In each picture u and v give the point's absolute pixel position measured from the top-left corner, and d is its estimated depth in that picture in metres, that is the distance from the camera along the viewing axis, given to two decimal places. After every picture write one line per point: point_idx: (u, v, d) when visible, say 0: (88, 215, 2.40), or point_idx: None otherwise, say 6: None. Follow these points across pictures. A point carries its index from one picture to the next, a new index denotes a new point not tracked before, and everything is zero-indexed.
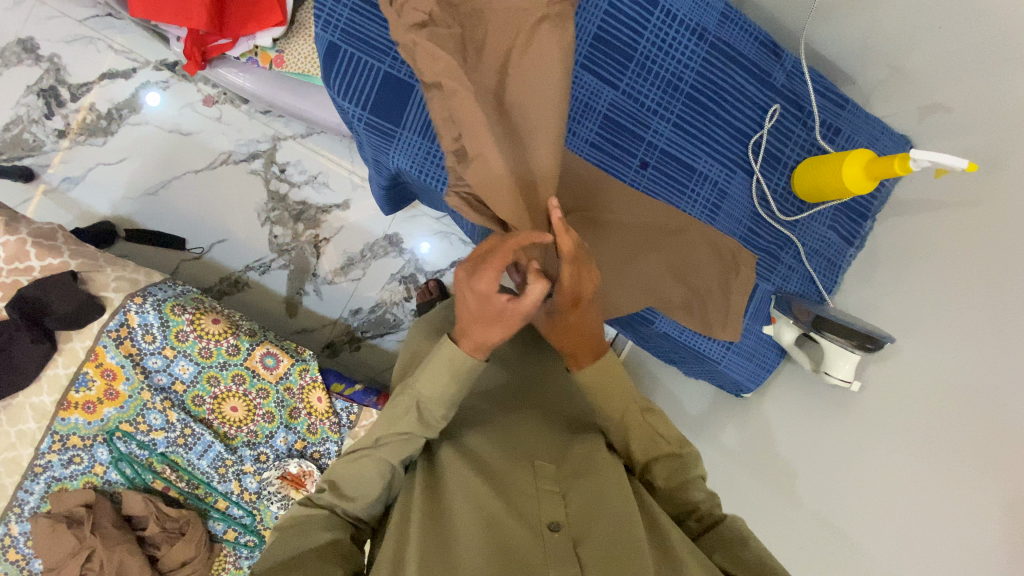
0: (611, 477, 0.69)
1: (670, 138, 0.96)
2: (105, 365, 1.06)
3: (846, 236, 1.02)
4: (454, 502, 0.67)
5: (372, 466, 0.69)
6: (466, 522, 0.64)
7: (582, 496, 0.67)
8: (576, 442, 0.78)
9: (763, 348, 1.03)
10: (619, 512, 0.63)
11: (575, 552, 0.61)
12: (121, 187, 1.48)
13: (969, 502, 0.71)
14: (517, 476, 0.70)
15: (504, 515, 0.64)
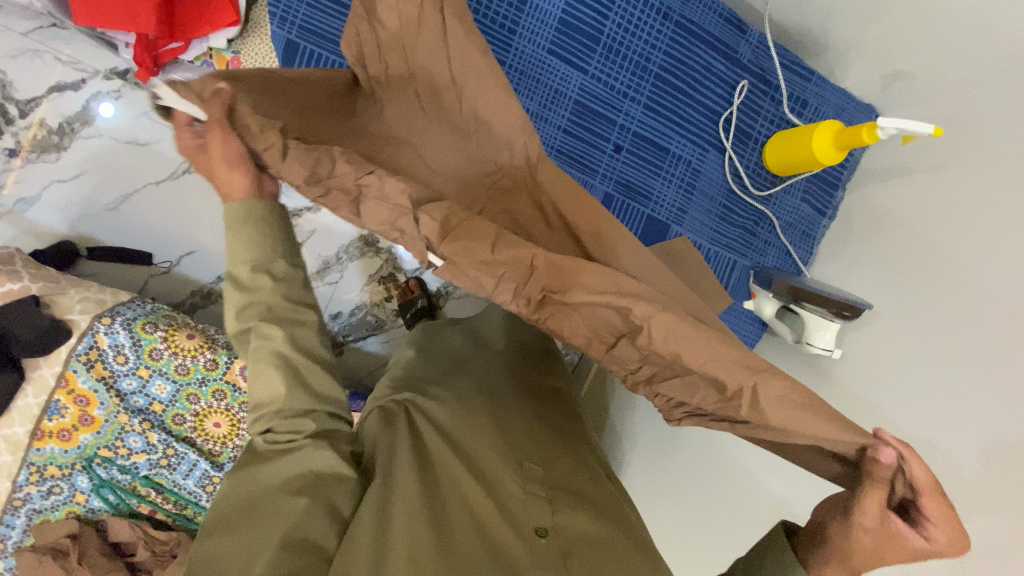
0: (599, 507, 0.72)
1: (642, 120, 0.96)
2: (77, 390, 1.03)
3: (819, 207, 1.03)
4: (444, 500, 0.66)
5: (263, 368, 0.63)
6: (457, 530, 0.63)
7: (572, 508, 0.69)
8: (566, 454, 0.80)
9: (744, 322, 1.04)
10: (607, 538, 0.67)
11: (563, 563, 0.62)
12: (81, 205, 1.41)
13: (945, 458, 0.74)
14: (509, 477, 0.70)
15: (498, 523, 0.64)
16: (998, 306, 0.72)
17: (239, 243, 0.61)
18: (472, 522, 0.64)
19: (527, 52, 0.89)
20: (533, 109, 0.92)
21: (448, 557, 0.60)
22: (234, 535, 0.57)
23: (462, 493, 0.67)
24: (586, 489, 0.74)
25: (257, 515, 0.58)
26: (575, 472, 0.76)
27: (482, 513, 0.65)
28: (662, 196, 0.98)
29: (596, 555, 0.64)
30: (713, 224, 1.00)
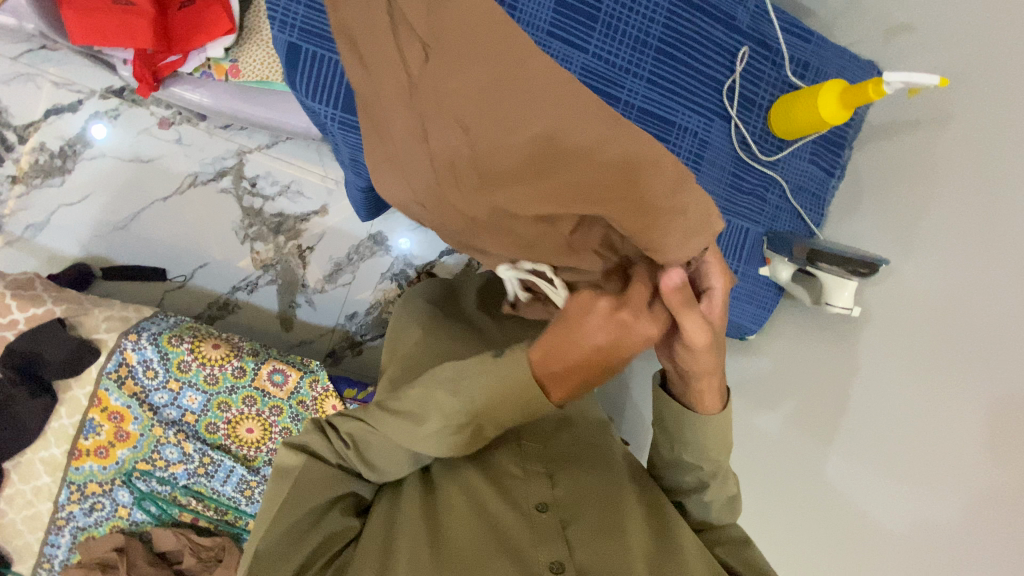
0: (601, 472, 0.75)
1: (646, 94, 0.96)
2: (110, 408, 1.05)
3: (827, 167, 1.04)
4: (442, 490, 0.70)
5: (397, 452, 0.67)
6: (457, 514, 0.67)
7: (572, 480, 0.73)
8: (565, 430, 0.83)
9: (762, 289, 1.05)
10: (606, 505, 0.70)
11: (564, 532, 0.67)
12: (90, 227, 1.42)
13: (963, 402, 0.75)
14: (506, 460, 0.75)
15: (496, 504, 0.68)
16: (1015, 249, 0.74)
17: (493, 390, 0.60)
18: (470, 506, 0.68)
19: (527, 37, 0.89)
20: None
21: (448, 544, 0.64)
22: (295, 544, 0.62)
23: (461, 480, 0.72)
24: (585, 463, 0.77)
25: (320, 532, 0.64)
26: (574, 445, 0.80)
27: (480, 497, 0.69)
28: None
29: (599, 525, 0.68)
30: (724, 194, 1.01)
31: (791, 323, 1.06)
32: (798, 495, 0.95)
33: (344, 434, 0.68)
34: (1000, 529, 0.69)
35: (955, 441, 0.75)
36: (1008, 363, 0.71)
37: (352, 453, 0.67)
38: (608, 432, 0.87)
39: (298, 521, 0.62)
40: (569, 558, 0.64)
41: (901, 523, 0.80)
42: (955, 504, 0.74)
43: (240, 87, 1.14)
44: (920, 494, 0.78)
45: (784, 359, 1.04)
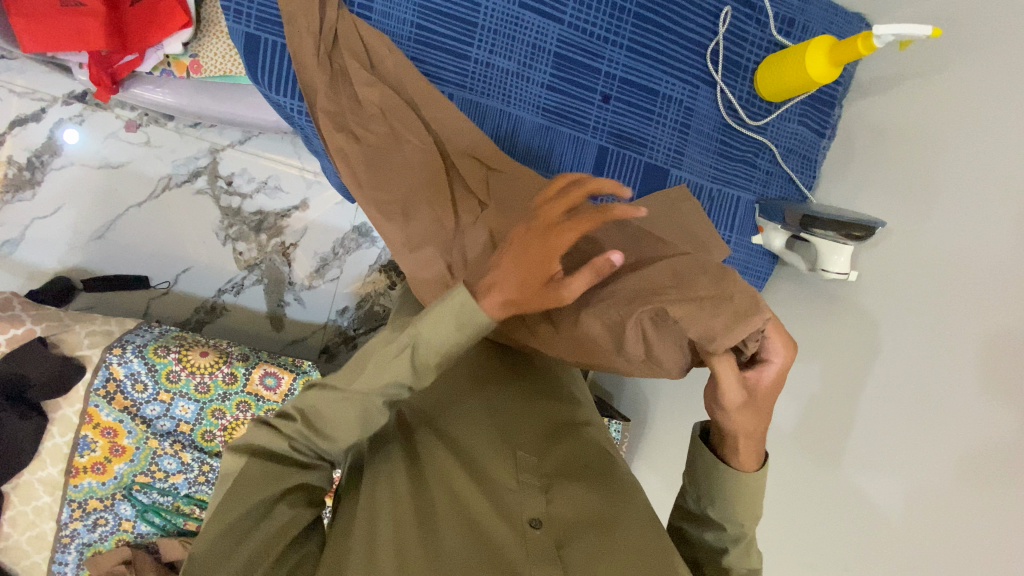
0: (598, 484, 0.73)
1: (627, 63, 0.92)
2: (102, 424, 1.03)
3: (817, 128, 1.01)
4: (435, 500, 0.69)
5: (348, 415, 0.63)
6: (450, 528, 0.66)
7: (567, 493, 0.71)
8: (561, 437, 0.80)
9: (756, 257, 1.03)
10: (601, 523, 0.68)
11: (558, 554, 0.64)
12: (66, 238, 1.38)
13: (961, 357, 0.74)
14: (498, 469, 0.72)
15: (490, 520, 0.67)
16: (1011, 200, 0.72)
17: (441, 326, 0.58)
18: (464, 522, 0.67)
19: (499, 10, 0.85)
20: (511, 69, 0.88)
21: (441, 557, 0.63)
22: (244, 540, 0.61)
23: (454, 488, 0.70)
24: (581, 473, 0.74)
25: (267, 529, 0.62)
26: (570, 454, 0.77)
27: (474, 512, 0.67)
28: (657, 141, 0.95)
29: (593, 541, 0.66)
30: (713, 162, 0.98)
31: (786, 291, 1.04)
32: (793, 465, 0.93)
33: (294, 407, 0.65)
34: (1002, 488, 0.67)
35: (953, 400, 0.73)
36: (1007, 315, 0.70)
37: (300, 426, 0.64)
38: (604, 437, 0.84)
39: (251, 512, 0.61)
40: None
41: (896, 486, 0.78)
42: (951, 460, 0.72)
43: (202, 83, 1.11)
44: (916, 455, 0.76)
45: None
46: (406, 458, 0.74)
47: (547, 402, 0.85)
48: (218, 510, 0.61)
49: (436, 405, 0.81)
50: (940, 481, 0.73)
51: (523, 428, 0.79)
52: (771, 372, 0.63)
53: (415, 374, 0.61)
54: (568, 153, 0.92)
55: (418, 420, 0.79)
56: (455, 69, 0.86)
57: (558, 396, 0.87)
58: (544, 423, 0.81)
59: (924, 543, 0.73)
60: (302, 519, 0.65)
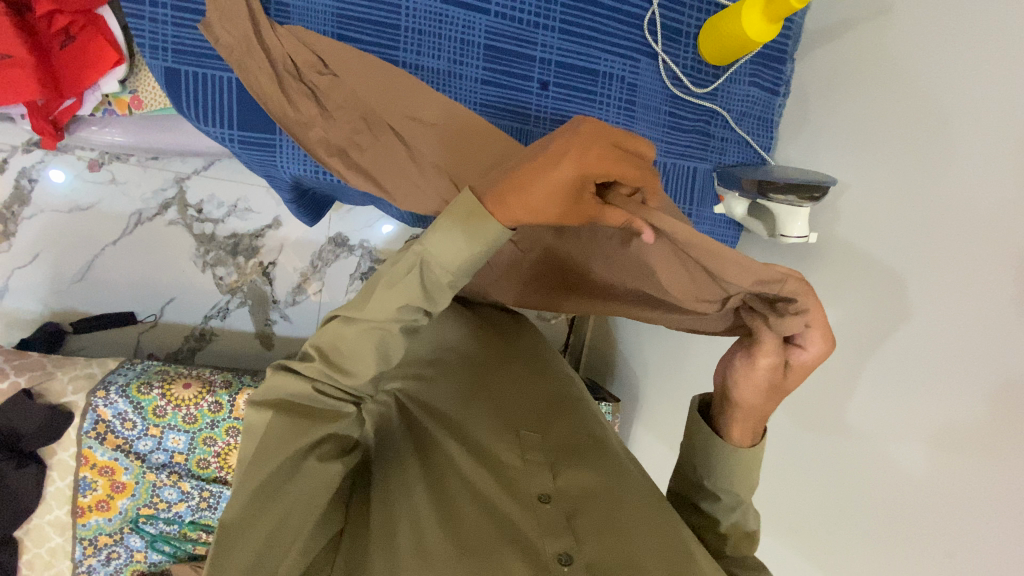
0: (603, 458, 0.71)
1: (561, 46, 0.89)
2: (100, 464, 1.06)
3: (770, 86, 0.97)
4: (447, 487, 0.69)
5: (365, 343, 0.59)
6: (467, 514, 0.65)
7: (574, 469, 0.69)
8: (561, 415, 0.78)
9: (720, 227, 1.01)
10: (607, 493, 0.66)
11: (569, 525, 0.62)
12: (48, 284, 1.39)
13: (942, 304, 0.74)
14: (503, 449, 0.71)
15: (503, 500, 0.66)
16: (976, 144, 0.72)
17: (453, 242, 0.55)
18: (480, 504, 0.66)
19: (419, 8, 0.83)
20: (442, 68, 0.85)
21: (460, 542, 0.62)
22: (276, 501, 0.59)
23: (464, 475, 0.70)
24: (585, 449, 0.72)
25: (298, 483, 0.59)
26: (571, 429, 0.75)
27: (488, 496, 0.67)
28: (603, 121, 0.92)
29: (605, 514, 0.63)
30: (663, 136, 0.95)
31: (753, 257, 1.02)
32: None
33: (311, 347, 0.60)
34: (1002, 427, 0.67)
35: (939, 351, 0.74)
36: (982, 261, 0.71)
37: (319, 365, 0.59)
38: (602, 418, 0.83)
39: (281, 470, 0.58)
40: (579, 549, 0.60)
41: (893, 440, 0.79)
42: (947, 408, 0.73)
43: (146, 119, 1.11)
44: (911, 407, 0.77)
45: None
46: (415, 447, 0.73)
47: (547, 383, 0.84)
48: (244, 470, 0.57)
49: (440, 391, 0.80)
50: (936, 430, 0.74)
51: (525, 408, 0.78)
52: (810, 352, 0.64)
53: (427, 294, 0.58)
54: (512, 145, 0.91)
55: (422, 408, 0.78)
56: None
57: (554, 376, 0.85)
58: (546, 401, 0.80)
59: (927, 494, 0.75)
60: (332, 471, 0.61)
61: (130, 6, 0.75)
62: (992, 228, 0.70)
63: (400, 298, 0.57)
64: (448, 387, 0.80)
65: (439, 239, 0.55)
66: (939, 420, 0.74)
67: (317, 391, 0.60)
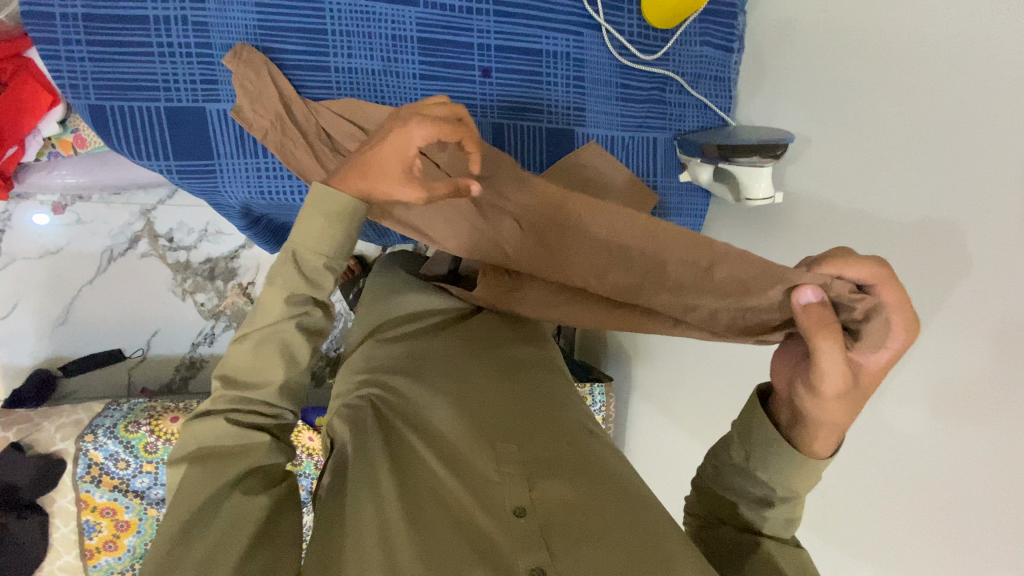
0: (585, 467, 0.64)
1: (498, 29, 0.85)
2: (100, 505, 1.07)
3: (723, 44, 0.94)
4: (413, 490, 0.61)
5: (263, 348, 0.59)
6: (432, 520, 0.58)
7: (552, 478, 0.62)
8: (540, 421, 0.71)
9: (689, 196, 0.98)
10: (588, 504, 0.59)
11: (544, 540, 0.55)
12: (31, 332, 1.38)
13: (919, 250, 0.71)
14: (476, 453, 0.64)
15: (471, 509, 0.58)
16: (935, 79, 0.69)
17: (317, 225, 0.59)
18: (447, 512, 0.58)
19: (345, 8, 0.79)
20: (377, 68, 0.82)
21: (426, 554, 0.54)
22: (204, 531, 0.50)
23: (433, 479, 0.62)
24: (566, 457, 0.65)
25: (221, 523, 0.51)
26: (553, 435, 0.68)
27: (456, 505, 0.59)
28: (553, 101, 0.89)
29: (583, 527, 0.57)
30: (618, 109, 0.91)
31: (727, 222, 0.99)
32: None
33: (215, 379, 0.59)
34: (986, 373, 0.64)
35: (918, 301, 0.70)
36: (945, 200, 0.68)
37: (226, 391, 0.58)
38: (588, 422, 0.76)
39: (208, 497, 0.52)
40: (551, 564, 0.53)
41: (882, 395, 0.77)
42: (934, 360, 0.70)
43: (95, 155, 1.08)
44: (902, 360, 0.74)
45: None
46: (383, 449, 0.67)
47: (525, 386, 0.78)
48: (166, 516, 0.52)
49: (414, 395, 0.75)
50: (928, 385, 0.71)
51: (499, 410, 0.72)
52: (883, 358, 0.55)
53: (312, 281, 0.60)
54: None
55: (392, 411, 0.73)
56: (316, 83, 0.80)
57: (536, 383, 0.80)
58: (523, 404, 0.74)
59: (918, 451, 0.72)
60: (263, 493, 0.55)
61: (43, 48, 0.72)
62: (957, 166, 0.67)
63: (284, 291, 0.59)
64: (426, 388, 0.75)
65: (304, 228, 0.60)
66: (925, 373, 0.71)
67: (230, 421, 0.57)
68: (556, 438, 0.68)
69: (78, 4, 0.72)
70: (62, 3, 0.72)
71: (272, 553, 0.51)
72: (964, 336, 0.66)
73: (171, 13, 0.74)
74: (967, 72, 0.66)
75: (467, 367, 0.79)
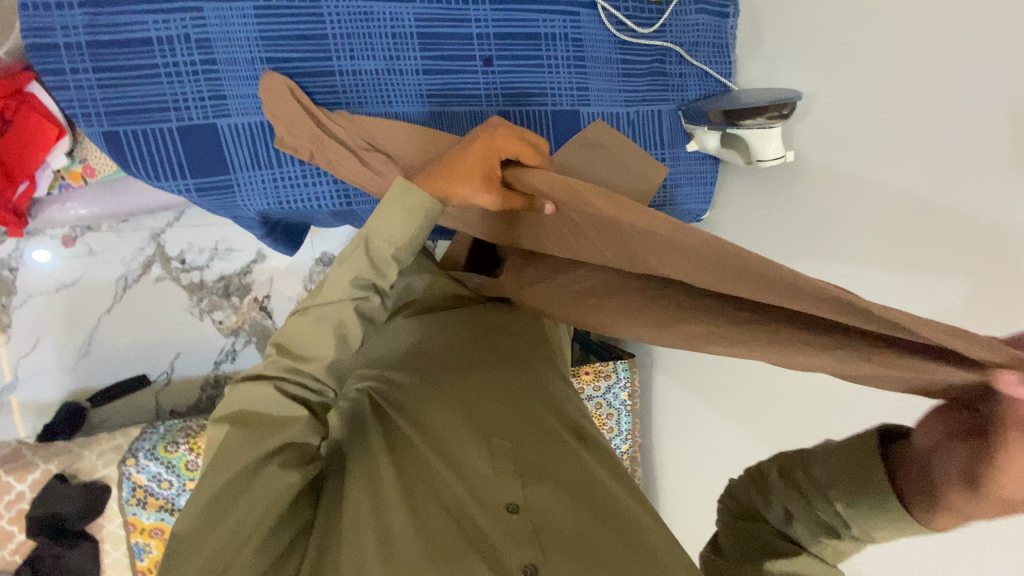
0: (575, 465, 0.68)
1: (496, 17, 0.85)
2: (148, 527, 1.08)
3: (718, 10, 0.94)
4: (412, 487, 0.65)
5: (336, 329, 0.64)
6: (430, 516, 0.62)
7: (544, 480, 0.65)
8: (534, 416, 0.74)
9: (698, 164, 0.99)
10: (576, 504, 0.63)
11: (536, 538, 0.60)
12: (56, 366, 1.40)
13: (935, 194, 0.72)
14: (472, 452, 0.67)
15: (466, 506, 0.62)
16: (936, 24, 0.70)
17: (388, 216, 0.63)
18: (444, 509, 0.63)
19: (343, 11, 0.79)
20: (380, 68, 0.82)
21: (423, 548, 0.59)
22: (235, 503, 0.56)
23: (430, 476, 0.66)
24: (557, 455, 0.69)
25: (254, 493, 0.57)
26: (546, 432, 0.71)
27: (452, 503, 0.63)
28: (555, 84, 0.90)
29: (572, 530, 0.61)
30: (620, 85, 0.92)
31: (737, 187, 1.00)
32: None
33: (271, 345, 0.64)
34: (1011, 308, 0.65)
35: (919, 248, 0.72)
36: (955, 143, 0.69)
37: (282, 359, 0.62)
38: (580, 416, 0.79)
39: (238, 472, 0.57)
40: (544, 560, 0.58)
41: None
42: None
43: (102, 185, 1.09)
44: None
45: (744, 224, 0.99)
46: (383, 445, 0.70)
47: (520, 374, 0.80)
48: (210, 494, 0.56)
49: (413, 388, 0.76)
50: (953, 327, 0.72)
51: (493, 404, 0.74)
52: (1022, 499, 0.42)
53: (375, 269, 0.65)
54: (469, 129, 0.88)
55: (391, 405, 0.75)
56: (322, 88, 0.81)
57: (531, 372, 0.82)
58: (517, 395, 0.76)
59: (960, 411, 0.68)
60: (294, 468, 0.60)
61: (52, 79, 0.73)
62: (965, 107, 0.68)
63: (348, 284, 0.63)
64: (423, 381, 0.77)
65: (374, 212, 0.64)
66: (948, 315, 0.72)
67: (280, 389, 0.61)
68: (548, 433, 0.71)
69: (81, 32, 0.72)
70: (65, 32, 0.72)
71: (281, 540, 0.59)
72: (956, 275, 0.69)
73: (173, 32, 0.75)
74: (955, 16, 0.67)
75: (463, 358, 0.81)
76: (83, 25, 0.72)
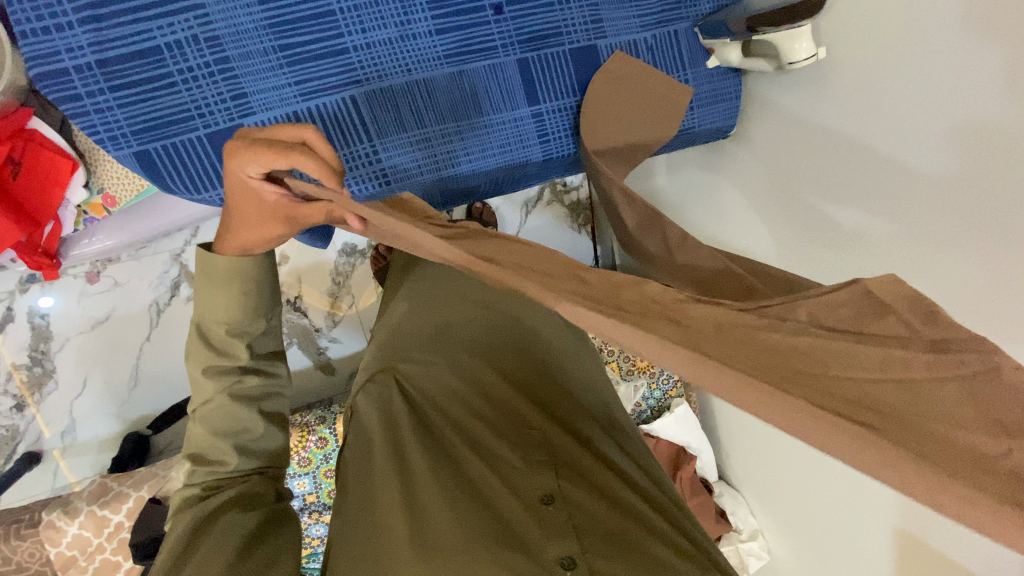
0: (606, 467, 0.67)
1: None
2: None
3: None
4: (441, 472, 0.62)
5: (212, 423, 0.60)
6: (464, 500, 0.59)
7: (578, 478, 0.64)
8: (559, 415, 0.73)
9: (719, 79, 0.99)
10: (610, 502, 0.62)
11: (574, 529, 0.57)
12: (109, 402, 1.40)
13: None
14: (505, 448, 0.66)
15: (504, 498, 0.60)
16: None
17: (217, 298, 0.59)
18: (479, 497, 0.60)
19: None
20: (393, 36, 0.80)
21: (456, 531, 0.55)
22: (193, 555, 0.52)
23: (464, 467, 0.64)
24: (586, 456, 0.67)
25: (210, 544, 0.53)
26: (573, 433, 0.70)
27: (489, 493, 0.61)
28: (568, 20, 0.87)
29: (608, 527, 0.58)
30: (631, 11, 0.91)
31: (758, 96, 0.99)
32: None
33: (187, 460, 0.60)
34: None
35: (922, 120, 0.71)
36: None
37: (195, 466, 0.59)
38: (606, 417, 0.78)
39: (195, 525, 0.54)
40: (582, 554, 0.54)
41: None
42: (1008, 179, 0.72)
43: (121, 214, 1.09)
44: None
45: (769, 131, 0.98)
46: (416, 431, 0.68)
47: (552, 377, 0.80)
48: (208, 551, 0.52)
49: (441, 382, 0.75)
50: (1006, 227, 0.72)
51: (530, 402, 0.73)
52: None
53: (227, 351, 0.60)
54: (491, 85, 0.88)
55: (425, 396, 0.74)
56: (338, 68, 0.79)
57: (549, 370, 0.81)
58: (547, 393, 0.76)
59: (984, 303, 0.68)
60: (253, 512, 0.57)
61: (70, 107, 0.70)
62: None
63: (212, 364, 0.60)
64: (449, 375, 0.76)
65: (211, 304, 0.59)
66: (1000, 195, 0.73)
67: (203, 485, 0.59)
68: (576, 433, 0.71)
69: (87, 52, 0.69)
70: (70, 55, 0.68)
71: (265, 552, 0.54)
72: (943, 146, 0.69)
73: (180, 35, 0.71)
74: None
75: (483, 355, 0.80)
76: (86, 44, 0.69)
